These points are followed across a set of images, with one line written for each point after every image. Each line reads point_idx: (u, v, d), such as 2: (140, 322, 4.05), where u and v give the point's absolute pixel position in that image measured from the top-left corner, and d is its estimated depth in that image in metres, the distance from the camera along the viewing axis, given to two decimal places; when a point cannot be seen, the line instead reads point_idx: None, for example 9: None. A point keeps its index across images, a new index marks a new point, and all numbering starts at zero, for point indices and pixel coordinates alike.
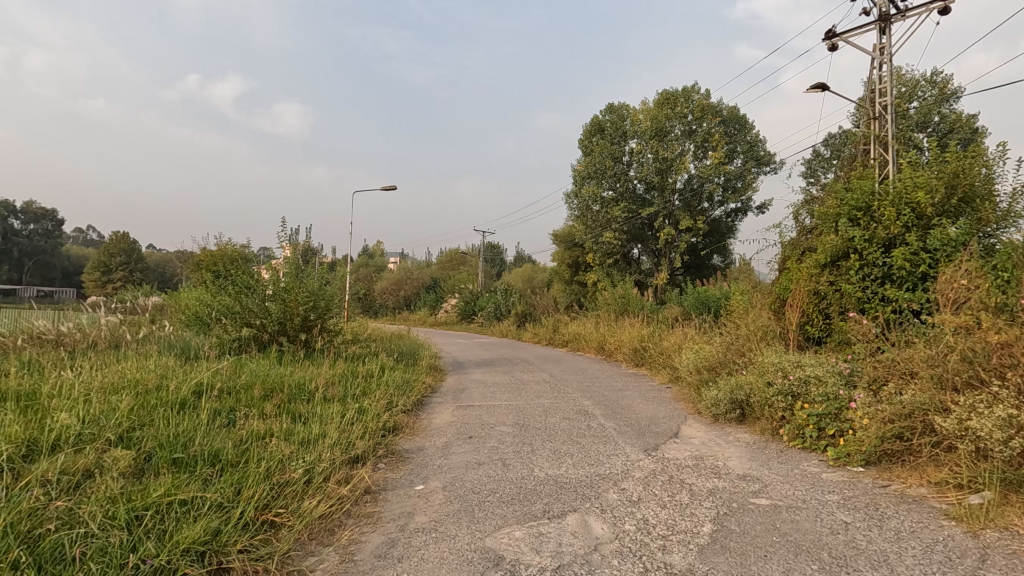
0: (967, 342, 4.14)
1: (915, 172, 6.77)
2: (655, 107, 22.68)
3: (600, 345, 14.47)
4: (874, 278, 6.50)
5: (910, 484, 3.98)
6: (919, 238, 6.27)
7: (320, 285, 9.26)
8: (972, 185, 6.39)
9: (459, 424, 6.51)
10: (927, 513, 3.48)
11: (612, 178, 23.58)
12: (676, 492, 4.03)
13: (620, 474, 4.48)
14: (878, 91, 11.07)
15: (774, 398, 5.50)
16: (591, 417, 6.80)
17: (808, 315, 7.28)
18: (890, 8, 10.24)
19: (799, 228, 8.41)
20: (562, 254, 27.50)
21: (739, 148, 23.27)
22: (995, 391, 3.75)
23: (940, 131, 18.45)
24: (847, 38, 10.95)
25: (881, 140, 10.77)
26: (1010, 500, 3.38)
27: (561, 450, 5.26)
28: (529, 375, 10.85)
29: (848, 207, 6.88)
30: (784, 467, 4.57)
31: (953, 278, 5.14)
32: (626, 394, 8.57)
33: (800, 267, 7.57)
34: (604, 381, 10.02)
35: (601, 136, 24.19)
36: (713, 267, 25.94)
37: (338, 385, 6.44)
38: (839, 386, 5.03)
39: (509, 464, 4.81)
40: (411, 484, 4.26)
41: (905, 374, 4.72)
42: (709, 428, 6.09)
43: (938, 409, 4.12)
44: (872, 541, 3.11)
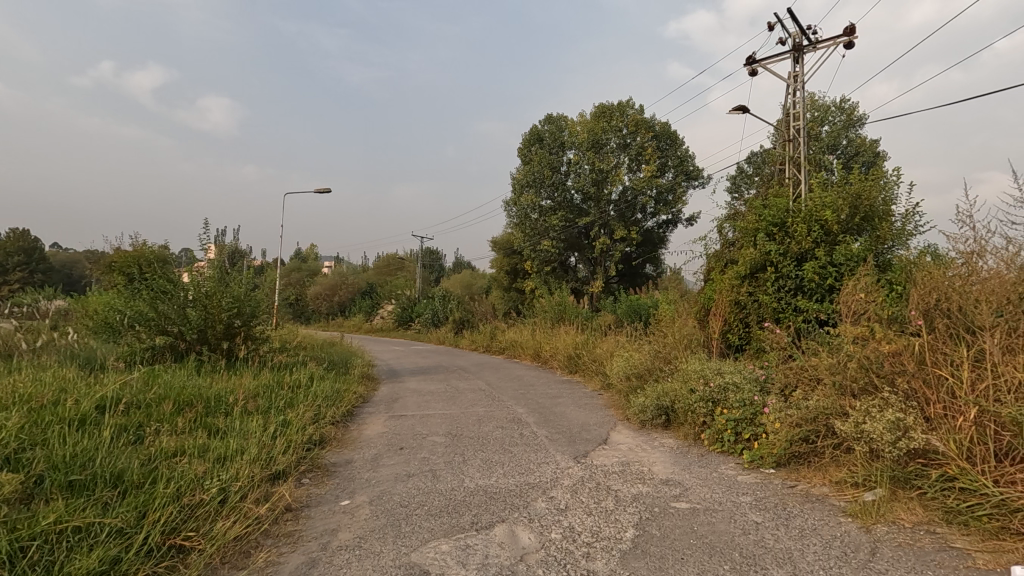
0: (864, 351, 4.50)
1: (824, 192, 7.35)
2: (592, 120, 23.39)
3: (536, 353, 14.68)
4: (788, 290, 6.97)
5: (814, 483, 4.28)
6: (827, 253, 6.80)
7: (246, 290, 8.85)
8: (872, 206, 7.02)
9: (391, 435, 6.38)
10: (827, 511, 3.75)
11: (550, 187, 23.97)
12: (603, 498, 4.14)
13: (550, 482, 4.54)
14: (792, 115, 11.90)
15: (696, 404, 5.76)
16: (523, 425, 6.86)
17: (729, 324, 7.67)
18: (803, 39, 11.05)
19: (722, 242, 8.89)
20: (501, 260, 27.69)
21: (670, 162, 24.20)
22: (885, 396, 4.10)
23: (847, 154, 19.98)
24: (766, 64, 11.73)
25: (795, 160, 11.58)
26: (897, 496, 3.71)
27: (493, 459, 5.27)
28: (465, 383, 10.80)
29: (765, 223, 7.33)
30: (703, 471, 4.79)
31: (855, 291, 5.57)
32: (559, 401, 8.71)
33: (722, 278, 7.99)
34: (539, 388, 10.14)
35: (540, 145, 24.61)
36: (646, 276, 26.91)
37: (261, 397, 6.15)
38: (754, 392, 5.35)
39: (439, 475, 4.76)
40: (337, 499, 4.14)
41: (812, 380, 5.08)
42: (637, 433, 6.30)
43: (837, 413, 4.48)
44: (779, 540, 3.32)
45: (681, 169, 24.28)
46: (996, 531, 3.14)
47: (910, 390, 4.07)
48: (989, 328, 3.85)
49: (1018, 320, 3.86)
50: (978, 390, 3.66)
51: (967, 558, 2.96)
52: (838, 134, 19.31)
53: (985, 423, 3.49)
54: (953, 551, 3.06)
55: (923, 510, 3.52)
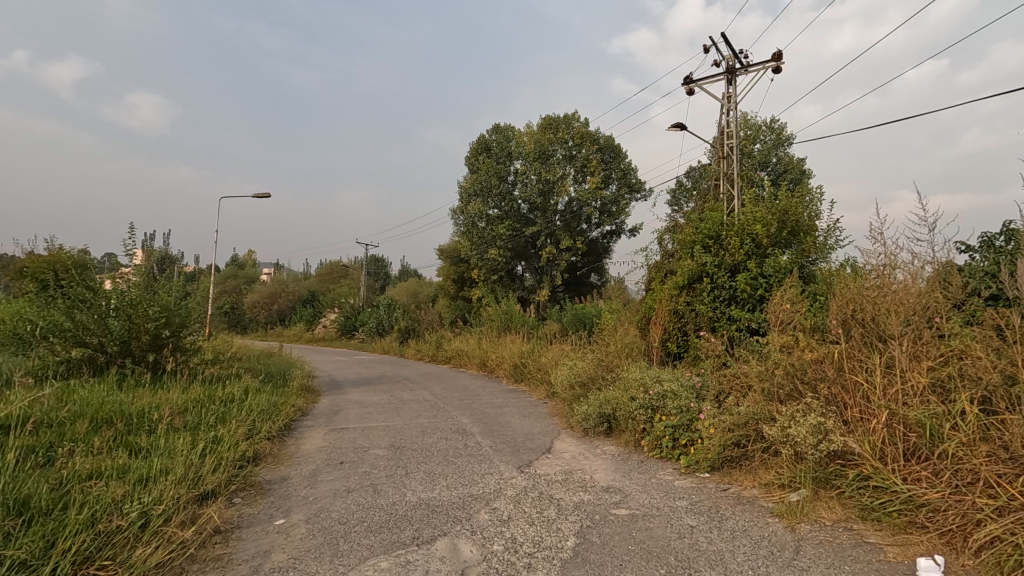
0: (789, 359, 4.77)
1: (755, 207, 7.76)
2: (538, 131, 23.75)
3: (482, 362, 14.67)
4: (722, 299, 7.29)
5: (746, 486, 4.48)
6: (757, 265, 7.19)
7: (176, 299, 8.38)
8: (797, 221, 7.49)
9: (330, 449, 6.19)
10: (757, 512, 3.93)
11: (497, 196, 24.07)
12: (545, 508, 4.17)
13: (493, 493, 4.53)
14: (726, 133, 12.53)
15: (637, 411, 5.91)
16: (468, 435, 6.83)
17: (668, 332, 7.93)
18: (736, 62, 11.68)
19: (662, 253, 9.21)
20: (448, 269, 27.53)
21: (614, 175, 24.91)
22: (808, 401, 4.35)
23: (776, 171, 21.19)
24: (702, 84, 12.31)
25: (729, 176, 12.20)
26: (819, 496, 3.93)
27: (436, 471, 5.21)
28: (409, 393, 10.62)
29: (701, 236, 7.66)
30: (643, 477, 4.91)
31: (782, 300, 5.90)
32: (504, 410, 8.73)
33: (662, 288, 8.27)
34: (484, 398, 10.11)
35: (487, 154, 24.70)
36: (591, 285, 27.44)
37: (190, 413, 5.82)
38: (690, 399, 5.54)
39: (380, 489, 4.66)
40: (271, 519, 3.97)
41: (743, 387, 5.33)
42: (580, 441, 6.39)
43: (766, 418, 4.72)
44: (712, 542, 3.45)
45: (624, 182, 25.04)
46: (904, 525, 3.39)
47: (830, 395, 4.34)
48: (898, 337, 4.17)
49: (922, 329, 4.20)
50: (889, 394, 3.95)
51: (879, 552, 3.18)
52: (769, 152, 20.47)
53: (895, 425, 3.77)
54: (867, 546, 3.27)
55: (842, 508, 3.75)
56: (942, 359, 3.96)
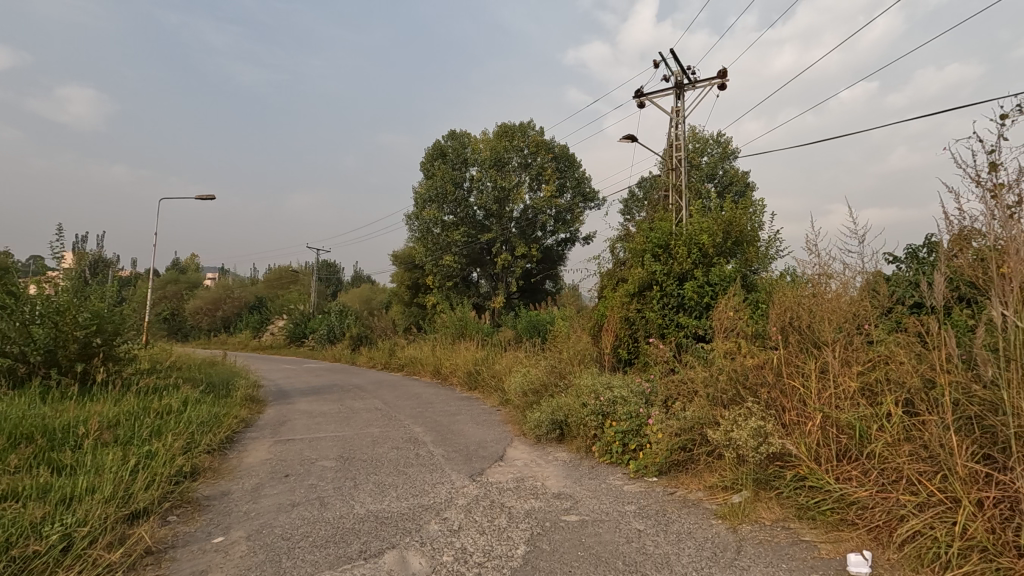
0: (732, 365, 4.94)
1: (701, 217, 8.03)
2: (494, 138, 23.84)
3: (436, 369, 14.53)
4: (671, 306, 7.49)
5: (691, 489, 4.61)
6: (704, 274, 7.45)
7: (108, 306, 7.90)
8: (740, 232, 7.80)
9: (275, 461, 5.97)
10: (701, 515, 4.05)
11: (453, 203, 23.96)
12: (496, 516, 4.15)
13: (444, 503, 4.48)
14: (675, 146, 12.95)
15: (588, 417, 5.98)
16: (420, 444, 6.74)
17: (620, 339, 8.08)
18: (685, 77, 12.11)
19: (614, 261, 9.40)
20: (402, 275, 27.16)
21: (568, 184, 25.30)
22: (749, 406, 4.52)
23: (722, 183, 22.02)
24: (653, 98, 12.68)
25: (677, 187, 12.60)
26: (759, 497, 4.10)
27: (386, 482, 5.11)
28: (360, 402, 10.37)
29: (651, 245, 7.86)
30: (593, 483, 4.97)
31: (727, 307, 6.11)
32: (457, 418, 8.67)
33: (613, 296, 8.43)
34: (437, 406, 10.00)
35: (443, 160, 24.56)
36: (546, 291, 27.68)
37: (121, 427, 5.48)
38: (639, 405, 5.66)
39: (327, 502, 4.53)
40: (209, 537, 3.78)
41: (690, 392, 5.49)
42: (532, 448, 6.41)
43: (710, 422, 4.88)
44: (658, 545, 3.52)
45: (579, 191, 25.52)
46: (837, 523, 3.56)
47: (769, 400, 4.52)
48: (831, 343, 4.40)
49: (852, 335, 4.45)
50: (823, 397, 4.15)
51: (814, 549, 3.34)
52: (715, 165, 21.25)
53: (828, 427, 3.96)
54: (803, 544, 3.43)
55: (780, 508, 3.92)
56: (870, 364, 4.19)
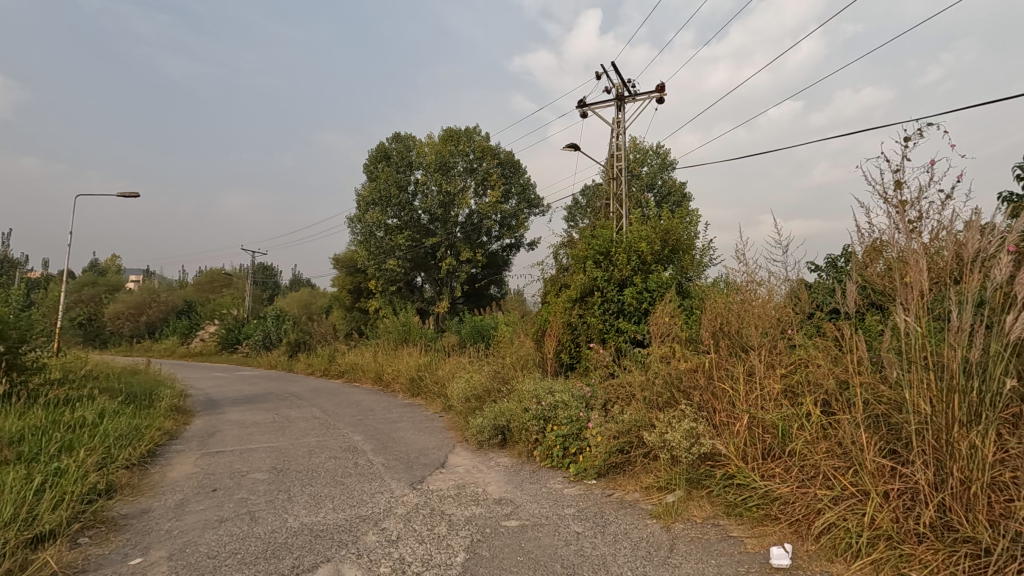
0: (668, 369, 5.12)
1: (641, 225, 8.28)
2: (440, 142, 23.73)
3: (378, 375, 14.24)
4: (612, 312, 7.68)
5: (628, 490, 4.73)
6: (643, 280, 7.68)
7: (14, 310, 7.26)
8: (677, 240, 8.10)
9: (202, 475, 5.66)
10: (637, 515, 4.16)
11: (396, 206, 23.60)
12: (436, 524, 4.11)
13: (382, 513, 4.38)
14: (616, 156, 13.33)
15: (530, 422, 6.02)
16: (359, 453, 6.58)
17: (562, 344, 8.20)
18: (625, 90, 12.48)
19: (557, 267, 9.55)
20: (343, 279, 26.46)
21: (513, 190, 25.50)
22: (683, 408, 4.70)
23: (661, 193, 22.82)
24: (595, 108, 13.01)
25: (618, 196, 12.97)
26: (692, 496, 4.26)
27: (322, 493, 4.94)
28: (297, 411, 9.99)
29: (593, 251, 8.04)
30: (534, 487, 5.01)
31: (663, 313, 6.31)
32: (399, 425, 8.52)
33: (556, 302, 8.57)
34: (378, 413, 9.77)
35: (387, 163, 24.15)
36: (491, 296, 27.74)
37: (26, 442, 5.04)
38: (580, 409, 5.75)
39: (258, 517, 4.33)
40: (125, 558, 3.54)
41: (628, 396, 5.63)
42: (474, 454, 6.39)
43: (646, 424, 5.03)
44: (596, 547, 3.59)
45: (523, 197, 25.77)
46: (761, 518, 3.76)
47: (701, 402, 4.71)
48: (757, 347, 4.64)
49: (776, 340, 4.71)
50: (749, 399, 4.37)
51: (741, 544, 3.50)
52: (655, 175, 22.00)
53: (754, 427, 4.17)
54: (731, 540, 3.59)
55: (710, 506, 4.10)
56: (792, 367, 4.45)
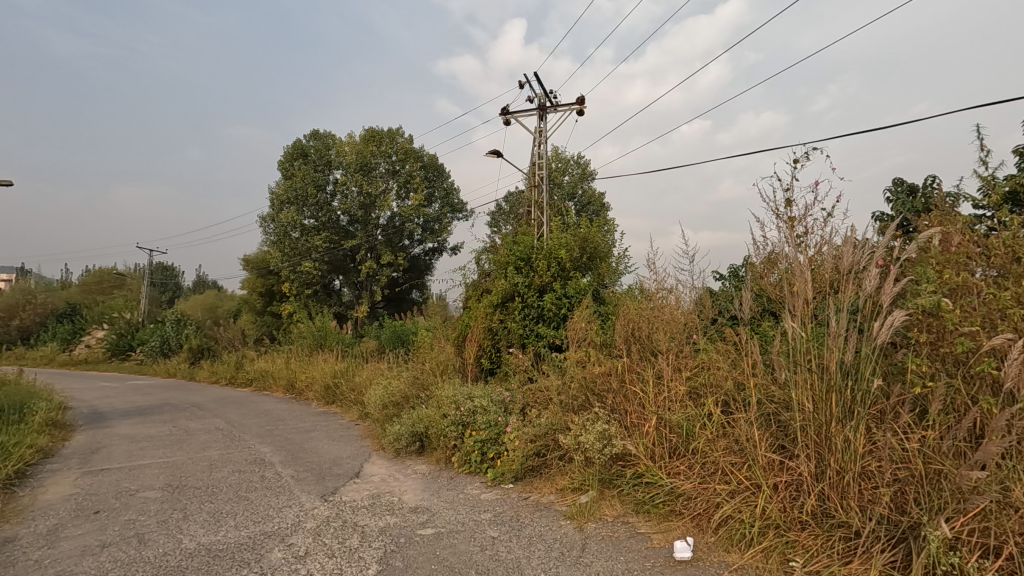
0: (585, 373, 5.27)
1: (560, 233, 8.49)
2: (361, 142, 23.11)
3: (291, 383, 13.57)
4: (531, 317, 7.80)
5: (544, 493, 4.83)
6: (562, 286, 7.87)
7: None
8: (595, 248, 8.38)
9: (83, 496, 5.11)
10: (552, 517, 4.25)
11: (314, 206, 22.65)
12: (348, 537, 3.97)
13: (289, 528, 4.17)
14: (538, 164, 13.60)
15: (448, 428, 5.96)
16: (267, 465, 6.23)
17: (483, 349, 8.21)
18: (547, 101, 12.78)
19: (479, 272, 9.56)
20: (253, 281, 25.00)
21: (437, 194, 25.31)
22: (597, 410, 4.85)
23: (581, 202, 23.53)
24: (518, 117, 13.21)
25: (539, 204, 13.23)
26: (604, 496, 4.41)
27: (223, 510, 4.63)
28: (197, 423, 9.29)
29: (514, 258, 8.15)
30: (451, 494, 4.98)
31: (580, 318, 6.49)
32: (311, 435, 8.15)
33: (477, 307, 8.59)
34: (289, 423, 9.29)
35: (304, 160, 23.13)
36: (412, 301, 27.35)
37: None
38: (498, 413, 5.77)
39: (147, 539, 3.98)
40: None
41: (545, 400, 5.73)
42: (391, 463, 6.25)
43: (562, 427, 5.15)
44: (511, 551, 3.62)
45: (447, 201, 25.63)
46: (667, 514, 3.96)
47: (614, 404, 4.89)
48: (666, 352, 4.89)
49: (682, 344, 4.99)
50: (657, 400, 4.59)
51: (648, 540, 3.67)
52: (575, 184, 22.69)
53: (662, 427, 4.39)
54: (639, 536, 3.76)
55: (621, 505, 4.27)
56: (696, 369, 4.73)
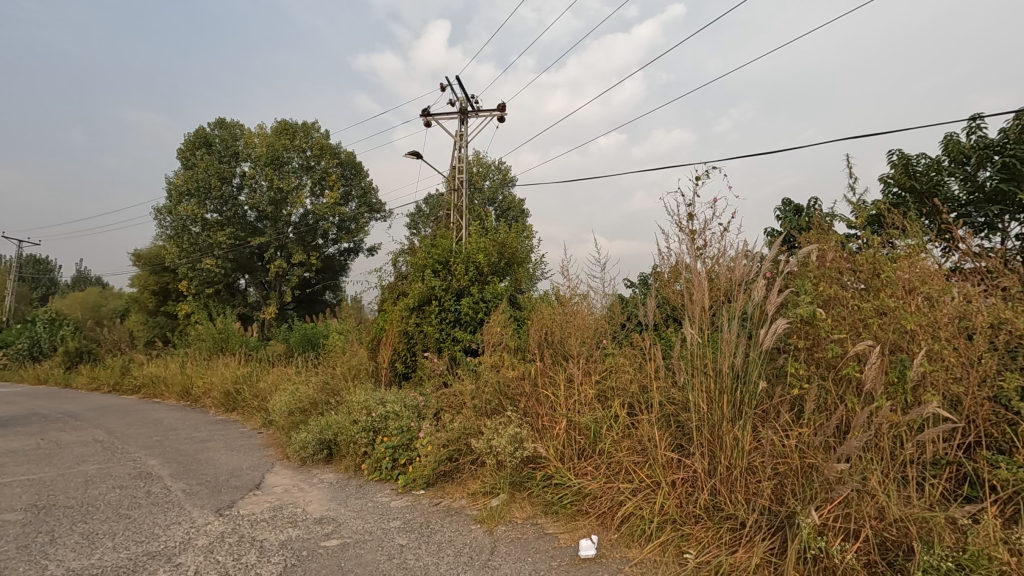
0: (500, 378, 5.32)
1: (479, 237, 8.51)
2: (272, 134, 21.96)
3: (185, 389, 12.57)
4: (448, 321, 7.76)
5: (455, 497, 4.81)
6: (479, 290, 7.91)
7: None
8: (512, 254, 8.50)
9: None
10: (462, 521, 4.25)
11: (217, 200, 21.16)
12: (244, 553, 3.73)
13: (177, 546, 3.85)
14: (458, 168, 13.59)
15: (358, 434, 5.77)
16: (154, 479, 5.72)
17: (398, 353, 8.04)
18: (469, 105, 12.80)
19: (396, 274, 9.36)
20: (145, 278, 22.97)
21: (354, 192, 24.55)
22: (510, 414, 4.91)
23: (501, 208, 23.73)
24: (440, 119, 13.13)
25: (458, 208, 13.21)
26: (514, 498, 4.46)
27: (100, 531, 4.19)
28: (72, 434, 8.35)
29: (431, 261, 8.09)
30: (359, 502, 4.82)
31: (495, 323, 6.53)
32: (207, 445, 7.59)
33: (392, 310, 8.41)
34: (182, 433, 8.59)
35: (207, 150, 21.60)
36: (325, 302, 26.30)
37: None
38: (411, 419, 5.67)
39: (3, 568, 3.51)
40: None
41: (458, 405, 5.73)
42: (296, 472, 5.97)
43: (474, 432, 5.17)
44: (419, 558, 3.57)
45: (364, 201, 24.90)
46: (574, 513, 4.08)
47: (526, 407, 4.99)
48: (576, 356, 5.06)
49: (592, 348, 5.18)
50: (567, 403, 4.73)
51: (555, 540, 3.77)
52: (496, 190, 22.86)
53: (571, 429, 4.53)
54: (546, 537, 3.85)
55: (530, 507, 4.34)
56: (604, 373, 4.92)
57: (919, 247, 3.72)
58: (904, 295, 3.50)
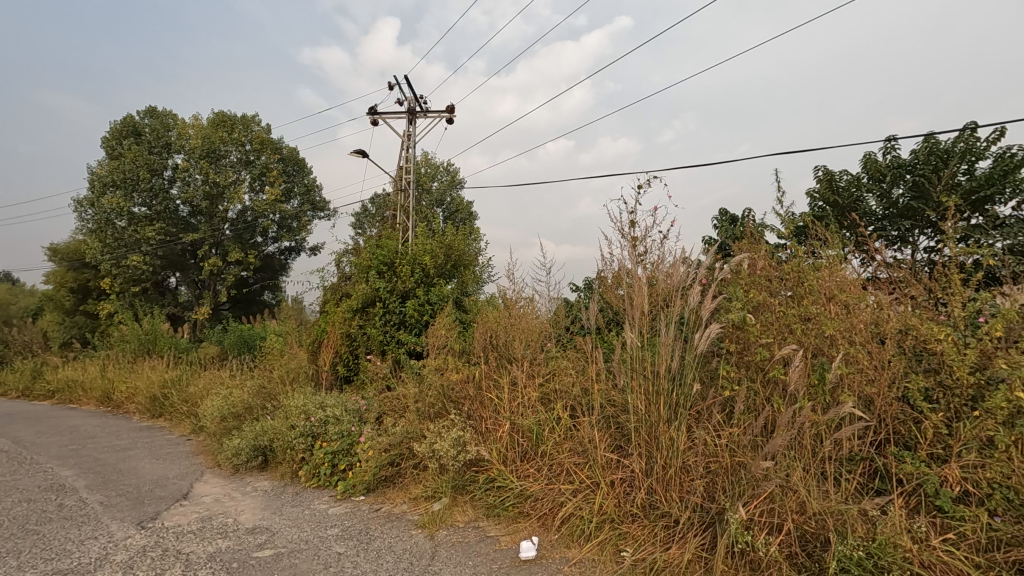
0: (444, 381, 5.29)
1: (425, 239, 8.43)
2: (208, 126, 20.93)
3: (106, 394, 11.73)
4: (392, 323, 7.64)
5: (397, 502, 4.73)
6: (425, 293, 7.84)
7: None
8: (458, 256, 8.47)
9: None
10: (403, 527, 4.19)
11: (146, 192, 19.93)
12: (168, 567, 3.53)
13: (92, 563, 3.59)
14: (406, 168, 13.42)
15: (296, 440, 5.58)
16: (67, 492, 5.30)
17: (340, 356, 7.84)
18: (417, 105, 12.67)
19: (339, 274, 9.12)
20: (62, 274, 21.32)
21: (296, 189, 23.76)
22: (454, 418, 4.89)
23: (449, 210, 23.60)
24: (387, 118, 12.92)
25: (405, 208, 13.02)
26: (457, 502, 4.44)
27: (2, 549, 3.84)
28: None
29: (376, 262, 7.94)
30: (295, 510, 4.67)
31: (439, 325, 6.48)
32: (129, 453, 7.12)
33: (334, 312, 8.18)
34: (101, 441, 8.02)
35: (136, 140, 20.34)
36: (263, 302, 25.30)
37: None
38: (352, 423, 5.54)
39: None
40: None
41: (401, 408, 5.65)
42: (228, 480, 5.70)
43: (417, 436, 5.11)
44: (357, 566, 3.50)
45: (307, 199, 24.11)
46: (516, 515, 4.11)
47: (470, 410, 4.98)
48: (520, 359, 5.10)
49: (536, 351, 5.23)
50: (511, 406, 4.76)
51: (496, 543, 3.78)
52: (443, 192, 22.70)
53: (513, 432, 4.56)
54: (487, 539, 3.85)
55: (472, 510, 4.33)
56: (547, 376, 4.98)
57: (838, 258, 3.98)
58: (824, 302, 3.74)
